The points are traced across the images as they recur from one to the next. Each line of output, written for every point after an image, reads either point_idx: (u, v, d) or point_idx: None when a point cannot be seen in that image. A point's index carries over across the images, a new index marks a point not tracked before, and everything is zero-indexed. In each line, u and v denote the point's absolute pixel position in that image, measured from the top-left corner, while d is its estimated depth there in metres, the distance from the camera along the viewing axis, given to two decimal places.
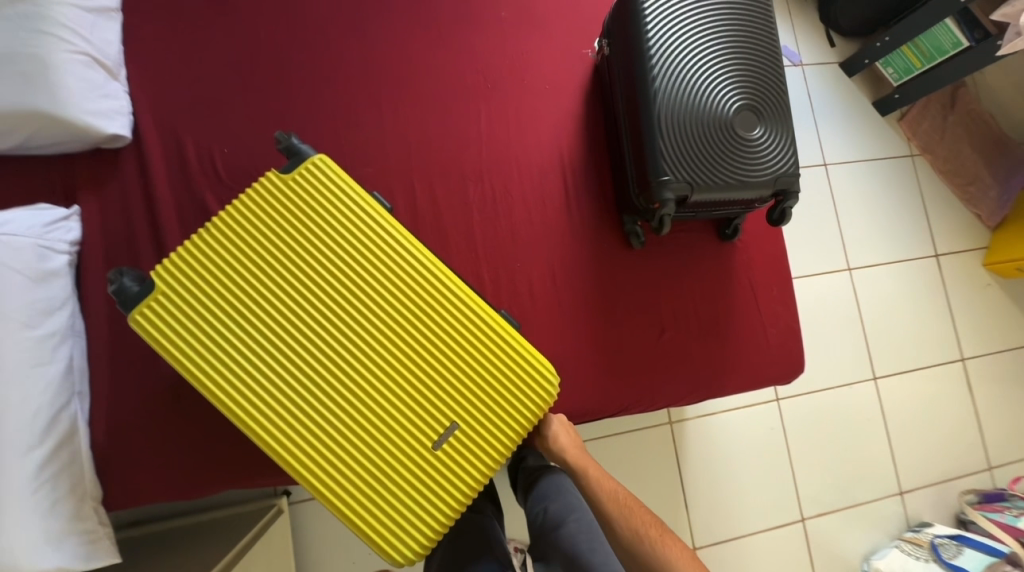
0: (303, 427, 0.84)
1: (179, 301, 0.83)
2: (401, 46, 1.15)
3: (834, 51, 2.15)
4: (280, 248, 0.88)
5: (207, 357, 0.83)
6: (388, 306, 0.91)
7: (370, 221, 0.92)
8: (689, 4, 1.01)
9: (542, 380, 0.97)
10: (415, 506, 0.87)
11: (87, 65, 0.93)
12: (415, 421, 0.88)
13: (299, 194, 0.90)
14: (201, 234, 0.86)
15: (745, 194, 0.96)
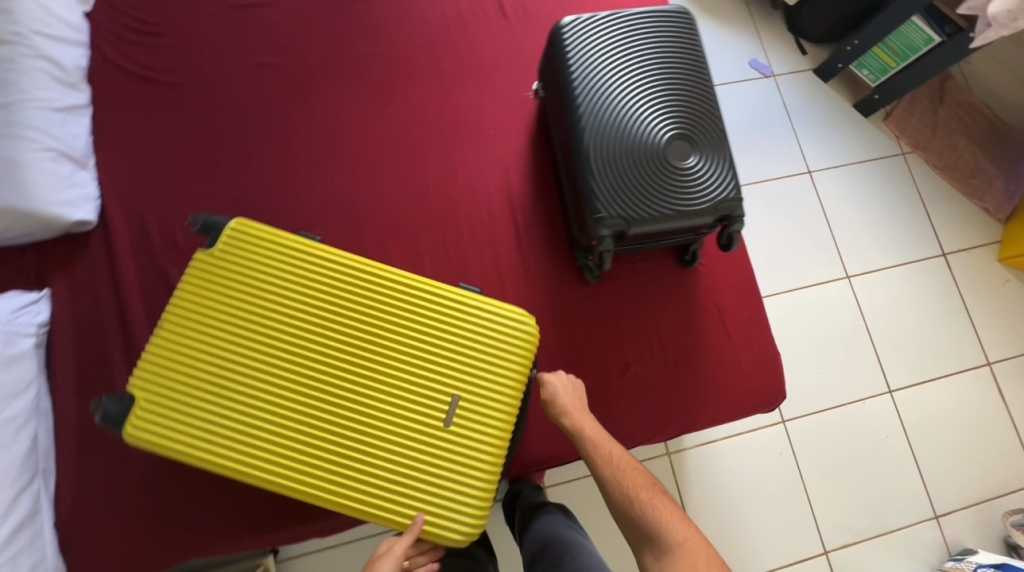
0: (316, 459, 0.90)
1: (160, 402, 0.89)
2: (349, 110, 1.21)
3: (806, 59, 2.12)
4: (238, 317, 0.95)
5: (202, 438, 0.89)
6: (351, 319, 0.97)
7: (304, 261, 0.99)
8: (613, 43, 1.02)
9: (512, 326, 1.01)
10: (445, 488, 0.92)
11: (55, 160, 1.01)
12: (414, 414, 0.94)
13: (235, 263, 0.98)
14: (161, 336, 0.93)
15: (685, 224, 0.94)
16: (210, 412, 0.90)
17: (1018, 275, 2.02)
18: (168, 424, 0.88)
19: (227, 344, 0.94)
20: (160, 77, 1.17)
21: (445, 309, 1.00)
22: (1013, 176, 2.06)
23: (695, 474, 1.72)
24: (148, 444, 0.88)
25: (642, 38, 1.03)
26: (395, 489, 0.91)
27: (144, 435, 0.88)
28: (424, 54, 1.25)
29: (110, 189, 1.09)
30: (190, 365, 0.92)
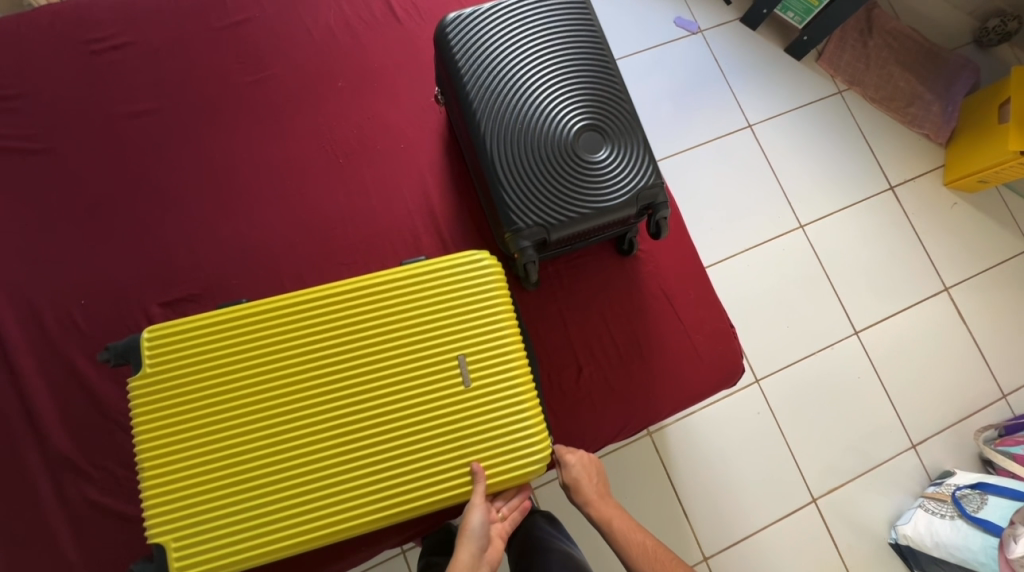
0: (397, 475, 0.80)
1: (183, 529, 0.76)
2: (243, 145, 1.11)
3: (731, 8, 2.06)
4: (210, 415, 0.79)
5: (248, 536, 0.77)
6: (317, 350, 0.82)
7: (244, 328, 0.81)
8: (503, 35, 0.94)
9: (473, 270, 0.87)
10: (500, 441, 0.83)
11: None
12: (433, 395, 0.83)
13: (177, 370, 0.79)
14: (152, 474, 0.77)
15: (608, 221, 0.89)
16: (239, 503, 0.77)
17: (965, 197, 2.03)
18: (208, 539, 0.76)
19: (221, 431, 0.79)
20: (22, 144, 1.05)
21: (411, 290, 0.85)
22: (949, 97, 2.05)
23: (677, 449, 1.72)
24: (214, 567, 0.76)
25: (535, 24, 0.96)
26: (486, 459, 0.82)
27: (204, 559, 0.76)
28: (315, 72, 1.15)
29: None
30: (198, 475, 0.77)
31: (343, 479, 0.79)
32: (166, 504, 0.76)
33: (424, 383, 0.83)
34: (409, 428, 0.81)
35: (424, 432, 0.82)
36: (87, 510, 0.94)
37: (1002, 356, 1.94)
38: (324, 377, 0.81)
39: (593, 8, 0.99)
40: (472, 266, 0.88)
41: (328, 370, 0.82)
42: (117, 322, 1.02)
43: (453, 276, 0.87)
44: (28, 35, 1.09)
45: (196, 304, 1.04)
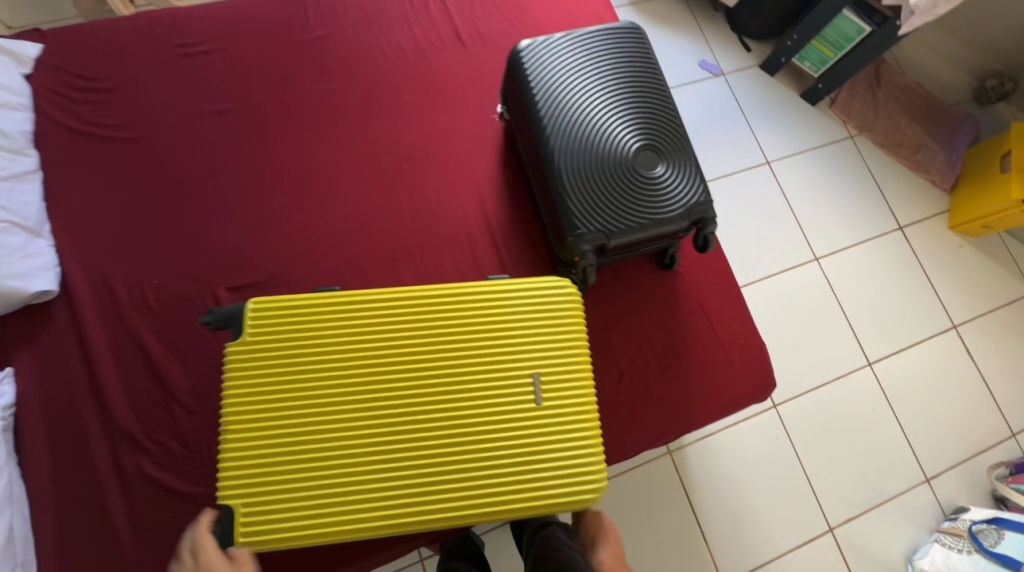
0: (461, 479, 0.84)
1: (253, 498, 0.79)
2: (315, 147, 1.19)
3: (751, 56, 2.22)
4: (295, 391, 0.83)
5: (313, 517, 0.79)
6: (404, 346, 0.87)
7: (339, 314, 0.87)
8: (571, 63, 1.05)
9: (557, 293, 0.94)
10: (563, 461, 0.87)
11: (6, 231, 0.97)
12: (508, 405, 0.87)
13: (272, 344, 0.84)
14: (234, 440, 0.81)
15: (661, 231, 0.97)
16: (309, 481, 0.80)
17: (970, 240, 2.14)
18: (274, 515, 0.79)
19: (303, 408, 0.83)
20: (113, 134, 1.13)
21: (500, 299, 0.92)
22: (953, 147, 2.20)
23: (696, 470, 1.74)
24: (273, 542, 0.79)
25: (599, 56, 1.06)
26: (547, 478, 0.86)
27: (269, 533, 0.78)
28: (385, 85, 1.25)
29: (68, 254, 1.04)
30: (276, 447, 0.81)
31: (412, 474, 0.83)
32: (241, 468, 0.80)
33: (500, 390, 0.88)
34: (483, 431, 0.86)
35: (496, 437, 0.86)
36: (142, 483, 0.95)
37: (1010, 395, 1.99)
38: (406, 375, 0.86)
39: (651, 44, 1.11)
40: (555, 290, 0.94)
41: (411, 366, 0.86)
42: (186, 303, 1.06)
43: (538, 292, 0.94)
44: (129, 38, 1.19)
45: (261, 291, 1.09)
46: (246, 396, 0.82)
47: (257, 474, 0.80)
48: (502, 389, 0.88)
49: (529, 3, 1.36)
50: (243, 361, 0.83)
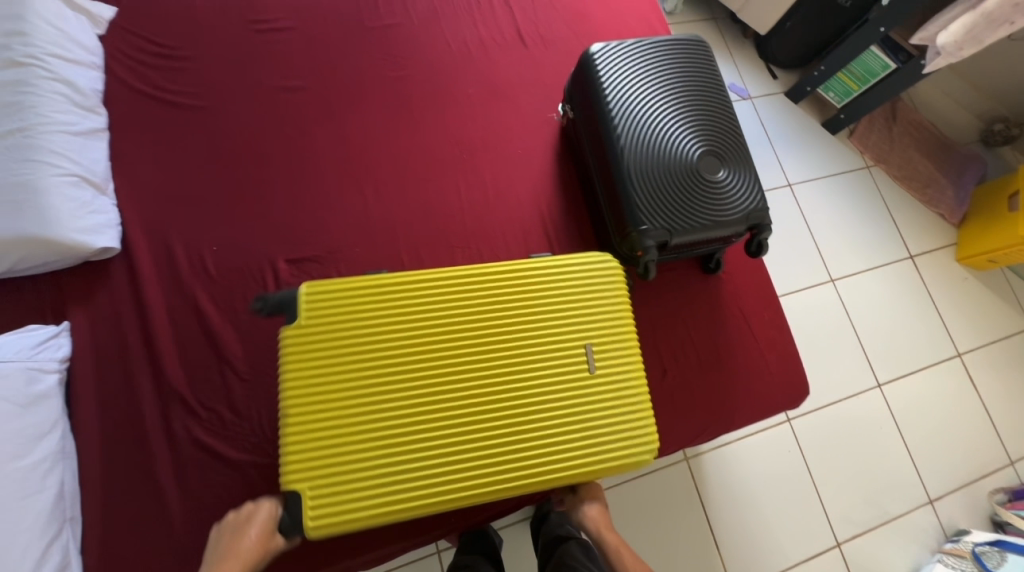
0: (524, 447, 0.85)
1: (319, 485, 0.79)
2: (378, 130, 1.21)
3: (777, 83, 2.32)
4: (356, 375, 0.84)
5: (384, 497, 0.80)
6: (459, 324, 0.89)
7: (399, 300, 0.88)
8: (640, 67, 1.09)
9: (612, 270, 0.98)
10: (616, 425, 0.90)
11: (75, 185, 0.96)
12: (564, 376, 0.90)
13: (328, 329, 0.85)
14: (295, 426, 0.81)
15: (721, 233, 1.01)
16: (375, 464, 0.81)
17: (975, 273, 2.24)
18: (343, 499, 0.79)
19: (360, 389, 0.83)
20: (182, 100, 1.13)
21: (556, 282, 0.95)
22: (961, 184, 2.31)
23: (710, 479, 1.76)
24: (344, 523, 0.79)
25: (645, 62, 1.10)
26: (602, 442, 0.89)
27: (338, 517, 0.79)
28: (449, 77, 1.28)
29: (131, 215, 1.04)
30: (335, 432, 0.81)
31: (478, 446, 0.84)
32: (305, 454, 0.80)
33: (556, 361, 0.91)
34: (541, 401, 0.88)
35: (553, 406, 0.88)
36: (191, 448, 0.94)
37: (1009, 424, 2.06)
38: (459, 346, 0.88)
39: (701, 51, 1.16)
40: (597, 265, 0.98)
41: (460, 342, 0.88)
42: (244, 272, 1.06)
43: (591, 271, 0.98)
44: (203, 10, 1.21)
45: (319, 265, 1.09)
46: (305, 382, 0.83)
47: (321, 460, 0.80)
48: (557, 361, 0.91)
49: (588, 12, 1.42)
50: (300, 347, 0.84)
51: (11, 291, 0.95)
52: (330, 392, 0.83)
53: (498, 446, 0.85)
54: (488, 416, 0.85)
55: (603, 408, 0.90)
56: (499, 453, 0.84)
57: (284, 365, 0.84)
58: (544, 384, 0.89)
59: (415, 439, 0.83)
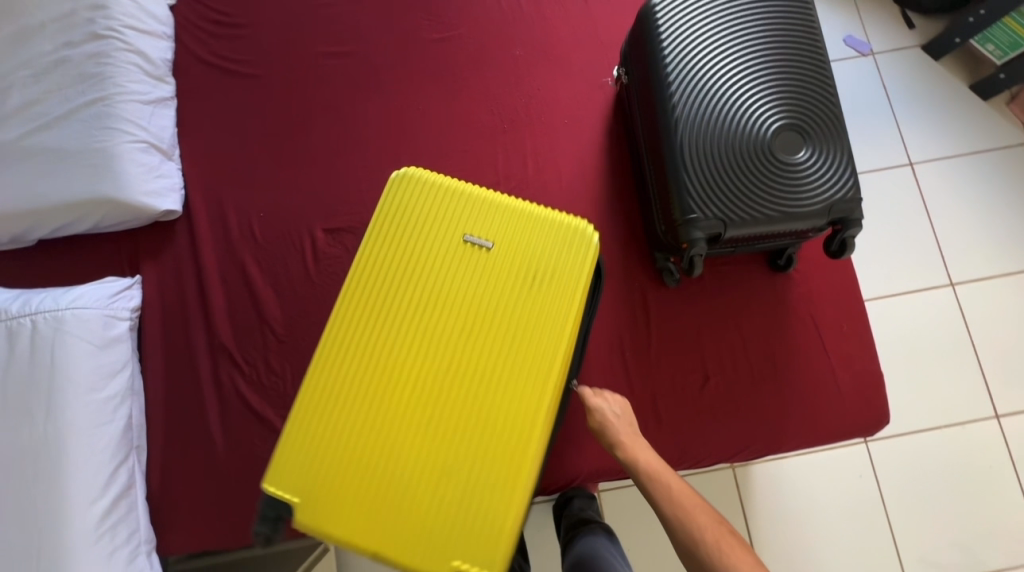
0: (521, 352, 0.83)
1: (456, 552, 0.77)
2: (419, 97, 1.17)
3: (913, 34, 1.86)
4: (371, 456, 0.80)
5: (494, 499, 0.79)
6: (392, 351, 0.83)
7: (314, 406, 0.81)
8: (712, 21, 0.91)
9: (399, 201, 0.87)
10: (547, 263, 0.87)
11: (144, 151, 1.04)
12: (472, 263, 0.86)
13: (306, 457, 0.79)
14: (378, 529, 0.78)
15: (790, 227, 0.84)
16: (457, 495, 0.79)
17: None
18: (472, 527, 0.78)
19: (372, 477, 0.79)
20: (239, 68, 1.17)
21: (343, 311, 0.84)
22: None
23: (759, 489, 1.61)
24: (497, 543, 0.78)
25: (695, 16, 0.91)
26: (550, 283, 0.86)
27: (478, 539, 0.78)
28: (497, 38, 1.18)
29: (193, 179, 1.12)
30: (406, 517, 0.78)
31: (509, 402, 0.81)
32: (416, 530, 0.78)
33: (480, 278, 0.85)
34: (496, 313, 0.84)
35: (508, 309, 0.85)
36: (235, 398, 1.04)
37: None
38: (400, 352, 0.83)
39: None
40: (406, 182, 0.88)
41: (400, 351, 0.83)
42: (287, 238, 1.11)
43: (394, 219, 0.87)
44: None
45: (353, 236, 1.11)
46: (314, 508, 0.78)
47: (432, 523, 0.78)
48: (458, 266, 0.86)
49: None
50: (291, 486, 0.79)
51: (99, 245, 1.08)
52: (371, 501, 0.78)
53: (502, 384, 0.82)
54: (460, 373, 0.83)
55: (527, 242, 0.87)
56: (518, 392, 0.82)
57: (300, 524, 0.78)
58: (481, 295, 0.85)
59: (449, 457, 0.80)
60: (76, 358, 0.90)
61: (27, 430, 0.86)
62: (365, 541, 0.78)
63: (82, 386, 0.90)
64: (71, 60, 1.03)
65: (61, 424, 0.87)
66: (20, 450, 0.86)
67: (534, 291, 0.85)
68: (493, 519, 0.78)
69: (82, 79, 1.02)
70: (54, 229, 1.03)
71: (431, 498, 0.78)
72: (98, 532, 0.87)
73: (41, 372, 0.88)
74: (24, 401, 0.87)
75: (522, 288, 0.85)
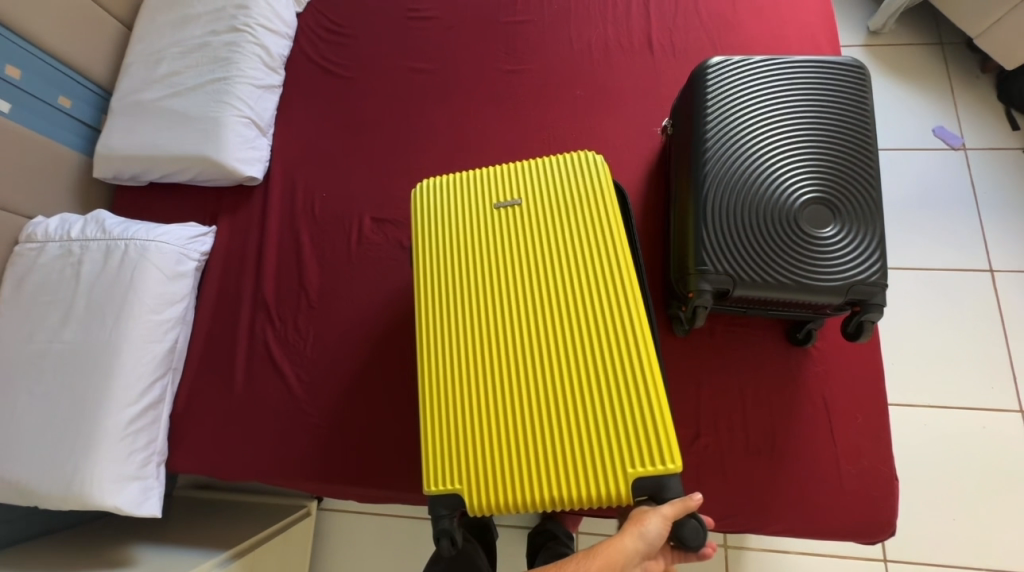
0: (597, 274, 0.84)
1: (629, 465, 0.75)
2: (480, 118, 1.28)
3: (1015, 134, 1.73)
4: (497, 408, 0.81)
5: (620, 398, 0.78)
6: (473, 319, 0.87)
7: (432, 383, 0.85)
8: (762, 89, 0.93)
9: (435, 203, 0.95)
10: (578, 198, 0.89)
11: (246, 125, 1.24)
12: (514, 223, 0.90)
13: (452, 437, 0.82)
14: (555, 482, 0.77)
15: (803, 300, 0.83)
16: (583, 412, 0.78)
17: None
18: (648, 444, 0.75)
19: (501, 424, 0.80)
20: (337, 70, 1.36)
21: (428, 296, 0.90)
22: None
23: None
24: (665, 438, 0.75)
25: (745, 83, 0.94)
26: (585, 212, 0.88)
27: (660, 449, 0.75)
28: (562, 77, 1.28)
29: (278, 155, 1.30)
30: (544, 458, 0.78)
31: (598, 320, 0.82)
32: (576, 463, 0.77)
33: (537, 231, 0.89)
34: (561, 251, 0.87)
35: (571, 246, 0.87)
36: (262, 348, 1.16)
37: None
38: (479, 312, 0.87)
39: (809, 58, 0.94)
40: (432, 193, 0.97)
41: (478, 310, 0.87)
42: (339, 219, 1.24)
43: (444, 217, 0.94)
44: None
45: (395, 228, 1.22)
46: (508, 478, 0.78)
47: (580, 447, 0.77)
48: (503, 227, 0.91)
49: (739, 23, 1.25)
50: (440, 462, 0.81)
51: (192, 195, 1.28)
52: (513, 455, 0.79)
53: (579, 302, 0.84)
54: (536, 303, 0.85)
55: (549, 181, 0.91)
56: (595, 307, 0.83)
57: (488, 505, 0.79)
58: (541, 240, 0.88)
59: (557, 382, 0.80)
60: (148, 282, 1.07)
61: (97, 331, 1.03)
62: (552, 490, 0.77)
63: (146, 306, 1.06)
64: (212, 45, 1.26)
65: (123, 333, 1.03)
66: (86, 346, 1.02)
67: (574, 217, 0.88)
68: (656, 429, 0.75)
69: (215, 61, 1.25)
70: (163, 175, 1.24)
71: (564, 425, 0.78)
72: (123, 432, 1.00)
73: (120, 286, 1.06)
74: (102, 307, 1.05)
75: (565, 223, 0.88)
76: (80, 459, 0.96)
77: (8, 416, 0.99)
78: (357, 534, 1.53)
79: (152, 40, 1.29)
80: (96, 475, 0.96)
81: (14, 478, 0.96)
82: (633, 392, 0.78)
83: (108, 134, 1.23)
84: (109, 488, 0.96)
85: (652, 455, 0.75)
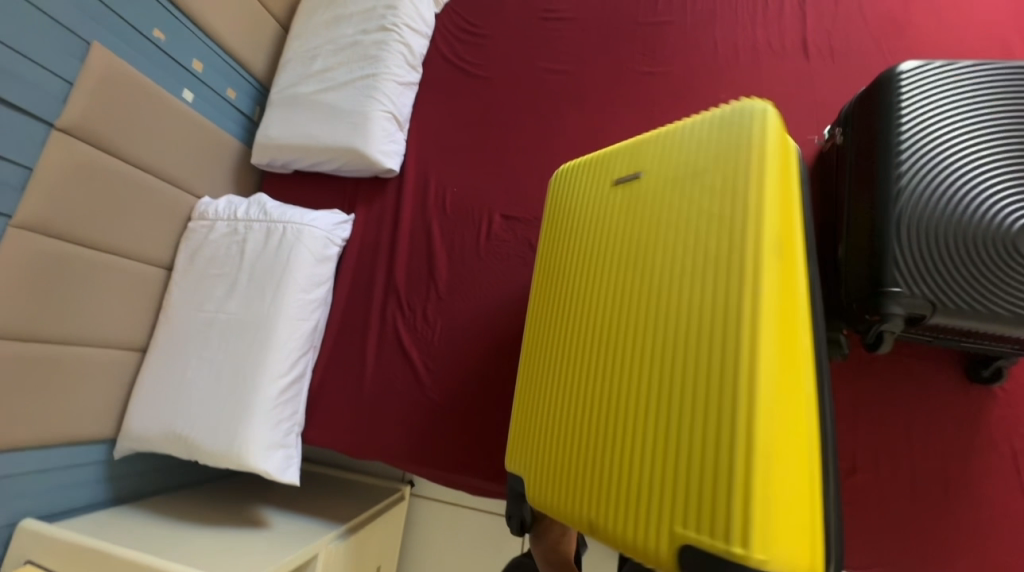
0: (700, 275, 0.64)
1: (687, 530, 0.58)
2: (616, 119, 1.26)
3: None
4: (570, 417, 0.73)
5: (699, 452, 0.58)
6: (570, 312, 0.79)
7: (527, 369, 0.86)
8: (967, 97, 0.84)
9: (566, 177, 0.89)
10: (704, 172, 0.67)
11: (389, 120, 1.29)
12: (633, 197, 0.75)
13: (526, 425, 0.82)
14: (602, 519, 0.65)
15: (1010, 330, 0.76)
16: (653, 449, 0.62)
17: None
18: (743, 522, 0.54)
19: (577, 435, 0.71)
20: (471, 69, 1.39)
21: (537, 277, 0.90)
22: None
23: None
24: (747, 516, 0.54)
25: (946, 88, 0.85)
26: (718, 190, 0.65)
27: (752, 533, 0.54)
28: (705, 80, 1.24)
29: (412, 150, 1.35)
30: (603, 488, 0.66)
31: (699, 339, 0.61)
32: (626, 511, 0.63)
33: (637, 211, 0.73)
34: (665, 240, 0.68)
35: (675, 235, 0.67)
36: (392, 333, 1.21)
37: None
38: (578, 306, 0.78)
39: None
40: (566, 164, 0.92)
41: (572, 302, 0.79)
42: (469, 214, 1.27)
43: (563, 192, 0.88)
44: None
45: (524, 226, 1.23)
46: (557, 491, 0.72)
47: (633, 490, 0.63)
48: (613, 203, 0.77)
49: (912, 26, 1.15)
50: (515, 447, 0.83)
51: (334, 184, 1.36)
52: (570, 468, 0.71)
53: (669, 310, 0.65)
54: (626, 302, 0.70)
55: (681, 149, 0.71)
56: (690, 321, 0.63)
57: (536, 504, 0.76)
58: (646, 224, 0.71)
59: (632, 401, 0.66)
60: (302, 263, 1.14)
61: (257, 305, 1.11)
62: (604, 525, 0.65)
63: (299, 286, 1.13)
64: (362, 44, 1.33)
65: (278, 309, 1.10)
66: (246, 319, 1.10)
67: (693, 201, 0.67)
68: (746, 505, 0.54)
69: (365, 58, 1.31)
70: (311, 164, 1.32)
71: (629, 455, 0.64)
72: (275, 402, 1.07)
73: (278, 265, 1.13)
74: (262, 284, 1.13)
75: (681, 209, 0.68)
76: (238, 423, 1.04)
77: (181, 376, 1.09)
78: (448, 522, 1.56)
79: (307, 38, 1.38)
80: (252, 440, 1.03)
81: (184, 433, 1.05)
82: (721, 442, 0.57)
83: (267, 125, 1.33)
84: (261, 453, 1.03)
85: (730, 531, 0.55)
